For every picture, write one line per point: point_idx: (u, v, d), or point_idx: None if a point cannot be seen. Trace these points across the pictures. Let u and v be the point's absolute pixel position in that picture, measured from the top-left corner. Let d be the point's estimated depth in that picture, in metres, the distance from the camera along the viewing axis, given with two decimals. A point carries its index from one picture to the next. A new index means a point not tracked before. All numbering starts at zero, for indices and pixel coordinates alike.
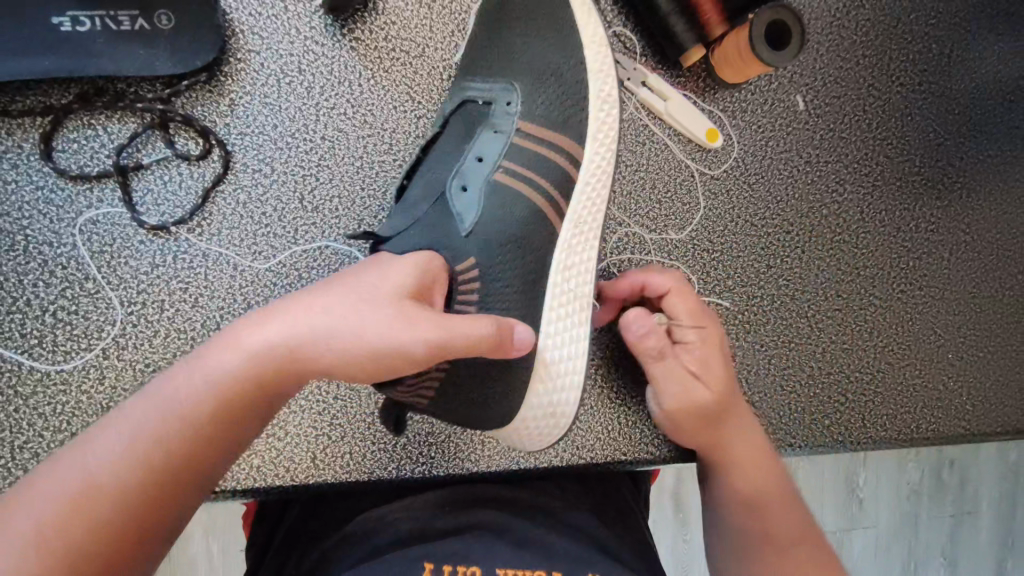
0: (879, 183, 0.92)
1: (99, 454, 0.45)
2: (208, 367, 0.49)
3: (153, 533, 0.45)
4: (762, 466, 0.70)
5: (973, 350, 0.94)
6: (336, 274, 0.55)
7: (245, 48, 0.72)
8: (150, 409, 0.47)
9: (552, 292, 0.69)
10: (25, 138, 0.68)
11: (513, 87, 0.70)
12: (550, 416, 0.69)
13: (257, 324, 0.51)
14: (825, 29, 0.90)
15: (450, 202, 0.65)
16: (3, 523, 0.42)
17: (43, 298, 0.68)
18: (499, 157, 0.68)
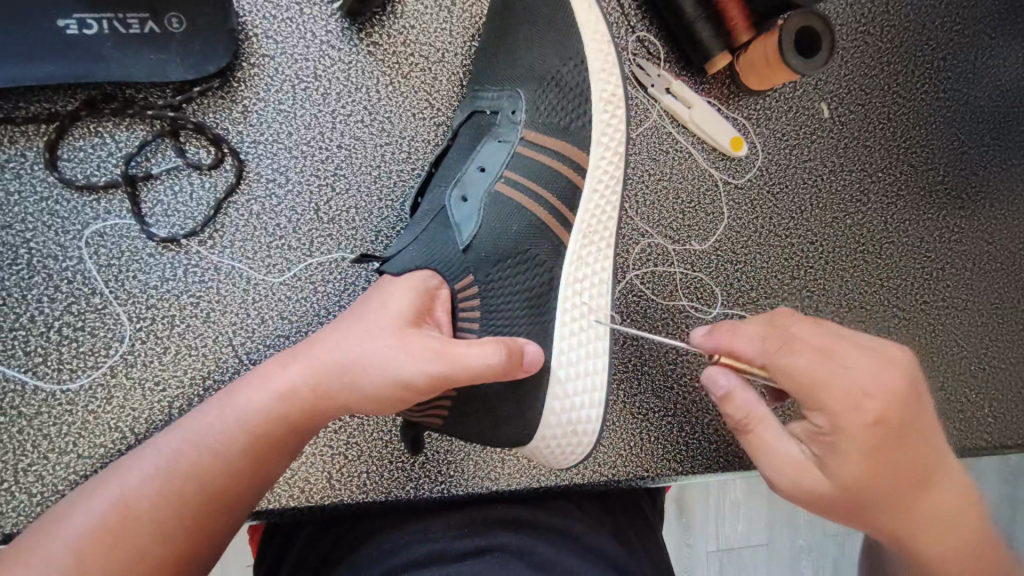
0: (903, 193, 0.90)
1: (139, 482, 0.53)
2: (240, 405, 0.55)
3: (191, 548, 0.53)
4: (922, 513, 0.56)
5: (996, 361, 0.92)
6: (353, 305, 0.59)
7: (259, 52, 0.69)
8: (188, 441, 0.54)
9: (565, 307, 0.64)
10: (29, 146, 0.65)
11: (518, 94, 0.66)
12: (570, 437, 0.63)
13: (283, 363, 0.56)
14: (850, 35, 0.87)
15: (448, 217, 0.63)
16: (67, 529, 0.51)
17: (48, 315, 0.65)
18: (501, 165, 0.65)
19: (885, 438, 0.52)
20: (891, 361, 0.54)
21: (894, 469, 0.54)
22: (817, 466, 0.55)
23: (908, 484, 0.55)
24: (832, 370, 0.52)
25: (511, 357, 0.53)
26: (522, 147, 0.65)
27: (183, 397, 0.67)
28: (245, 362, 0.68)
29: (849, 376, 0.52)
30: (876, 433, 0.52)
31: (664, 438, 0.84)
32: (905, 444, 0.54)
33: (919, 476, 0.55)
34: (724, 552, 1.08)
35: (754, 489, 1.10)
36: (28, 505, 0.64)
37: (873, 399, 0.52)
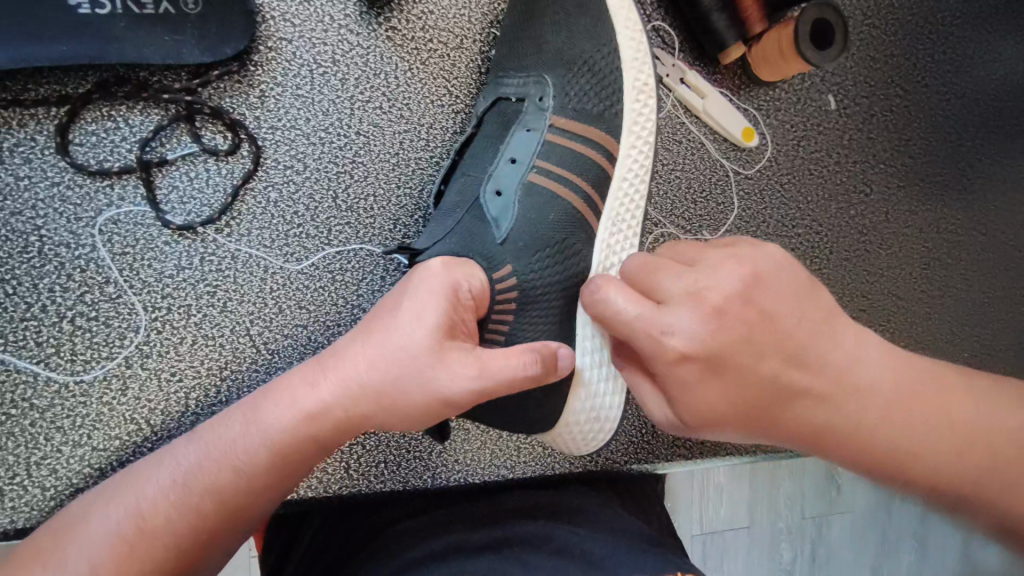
0: (904, 184, 0.92)
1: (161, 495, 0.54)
2: (265, 424, 0.55)
3: (208, 551, 0.55)
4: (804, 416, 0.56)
5: (986, 347, 0.95)
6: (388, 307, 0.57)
7: (276, 35, 0.67)
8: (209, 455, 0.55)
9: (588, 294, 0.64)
10: (39, 130, 0.63)
11: (545, 81, 0.66)
12: (593, 423, 0.64)
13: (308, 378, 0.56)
14: (857, 28, 0.88)
15: (482, 207, 0.62)
16: (90, 531, 0.53)
17: (60, 305, 0.63)
18: (534, 155, 0.64)
19: (738, 381, 0.53)
20: (702, 307, 0.52)
21: (752, 405, 0.54)
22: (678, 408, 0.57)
23: (766, 399, 0.54)
24: (655, 341, 0.52)
25: (547, 363, 0.54)
26: (545, 135, 0.65)
27: (199, 388, 0.66)
28: (263, 352, 0.67)
29: (673, 340, 0.52)
30: (724, 381, 0.53)
31: None
32: (737, 370, 0.53)
33: (790, 401, 0.55)
34: (708, 535, 1.10)
35: (738, 474, 1.11)
36: (42, 499, 0.62)
37: (679, 339, 0.51)
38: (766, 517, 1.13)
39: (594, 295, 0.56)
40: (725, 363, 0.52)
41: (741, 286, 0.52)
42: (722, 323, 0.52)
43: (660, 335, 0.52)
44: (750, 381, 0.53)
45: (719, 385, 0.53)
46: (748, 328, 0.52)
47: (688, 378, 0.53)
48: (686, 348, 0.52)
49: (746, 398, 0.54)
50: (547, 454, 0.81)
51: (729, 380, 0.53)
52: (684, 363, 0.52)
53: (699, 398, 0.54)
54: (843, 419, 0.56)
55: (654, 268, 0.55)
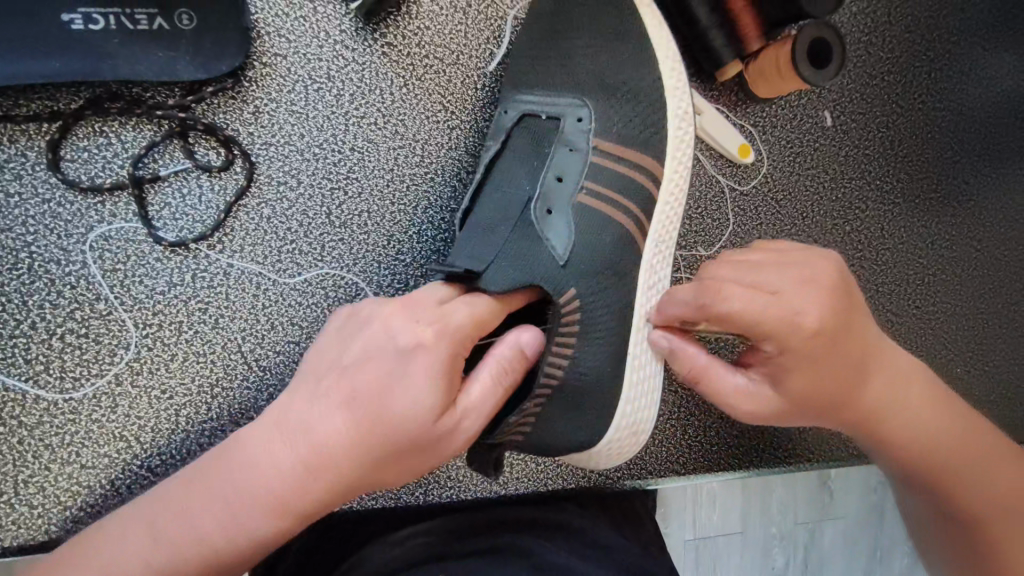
0: (899, 200, 0.92)
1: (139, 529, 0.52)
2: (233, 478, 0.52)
3: None
4: (878, 396, 0.61)
5: (980, 363, 0.96)
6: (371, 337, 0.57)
7: (271, 51, 0.67)
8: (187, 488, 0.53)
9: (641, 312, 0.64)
10: (30, 146, 0.62)
11: (585, 103, 0.67)
12: (630, 437, 0.64)
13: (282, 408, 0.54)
14: (854, 44, 0.88)
15: (539, 231, 0.62)
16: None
17: (50, 322, 0.63)
18: (580, 176, 0.64)
19: (832, 359, 0.58)
20: (818, 287, 0.57)
21: (843, 382, 0.59)
22: (762, 389, 0.60)
23: (854, 376, 0.60)
24: (778, 318, 0.55)
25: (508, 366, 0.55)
26: (587, 157, 0.65)
27: (189, 405, 0.65)
28: (254, 369, 0.67)
29: (795, 316, 0.55)
30: (825, 358, 0.57)
31: (667, 441, 0.85)
32: (843, 348, 0.58)
33: (868, 381, 0.60)
34: (699, 541, 1.10)
35: (730, 482, 1.11)
36: (30, 517, 0.62)
37: (806, 317, 0.55)
38: (757, 524, 1.13)
39: (706, 287, 0.57)
40: (837, 341, 0.57)
41: (835, 273, 0.59)
42: (833, 303, 0.57)
43: (792, 313, 0.55)
44: (840, 361, 0.58)
45: (829, 360, 0.57)
46: (848, 310, 0.58)
47: (799, 353, 0.56)
48: (812, 323, 0.55)
49: (838, 374, 0.58)
50: (538, 470, 0.81)
51: (827, 356, 0.57)
52: (800, 339, 0.55)
53: (807, 372, 0.57)
54: (903, 401, 0.62)
55: (743, 261, 0.60)
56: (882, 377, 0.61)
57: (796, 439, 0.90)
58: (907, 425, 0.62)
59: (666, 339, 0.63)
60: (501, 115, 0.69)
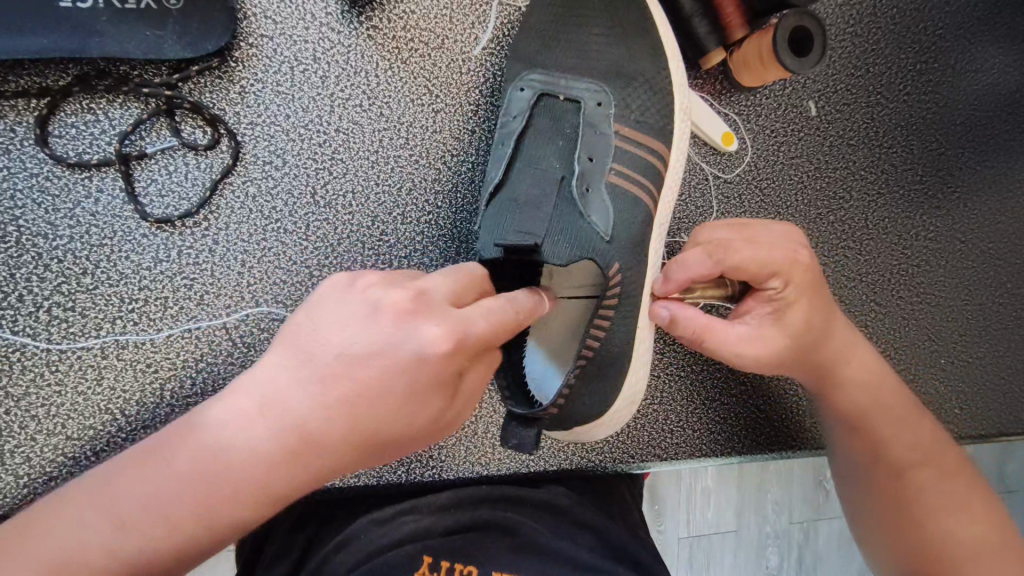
0: (883, 191, 0.93)
1: (93, 553, 0.46)
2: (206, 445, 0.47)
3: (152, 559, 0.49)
4: (850, 341, 0.68)
5: (964, 355, 0.96)
6: (342, 332, 0.45)
7: (257, 32, 0.68)
8: (153, 498, 0.47)
9: (646, 289, 0.67)
10: (19, 121, 0.64)
11: (606, 88, 0.67)
12: (624, 412, 0.67)
13: (257, 407, 0.46)
14: (839, 35, 0.89)
15: (579, 209, 0.63)
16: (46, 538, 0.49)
17: (37, 294, 0.64)
18: (608, 158, 0.66)
19: (820, 301, 0.64)
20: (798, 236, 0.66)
21: (828, 321, 0.65)
22: (771, 332, 0.63)
23: (833, 319, 0.66)
24: (786, 255, 0.62)
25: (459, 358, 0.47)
26: (612, 139, 0.66)
27: (174, 380, 0.66)
28: (238, 345, 0.68)
29: (796, 259, 0.62)
30: (814, 297, 0.64)
31: (652, 425, 0.86)
32: (826, 289, 0.65)
33: (841, 326, 0.67)
34: (694, 539, 1.11)
35: (725, 478, 1.12)
36: (15, 487, 0.63)
37: (801, 253, 0.63)
38: (751, 522, 1.13)
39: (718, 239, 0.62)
40: (823, 280, 0.65)
41: None
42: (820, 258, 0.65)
43: (794, 249, 0.63)
44: (823, 305, 0.65)
45: (821, 294, 0.64)
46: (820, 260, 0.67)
47: (801, 286, 0.63)
48: (806, 261, 0.63)
49: (824, 311, 0.65)
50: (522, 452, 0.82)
51: (814, 297, 0.64)
52: (799, 276, 0.62)
53: (806, 306, 0.63)
54: (863, 354, 0.69)
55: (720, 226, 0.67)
56: (850, 325, 0.68)
57: (781, 428, 0.90)
58: (865, 375, 0.68)
59: (668, 308, 0.63)
60: (514, 92, 0.69)
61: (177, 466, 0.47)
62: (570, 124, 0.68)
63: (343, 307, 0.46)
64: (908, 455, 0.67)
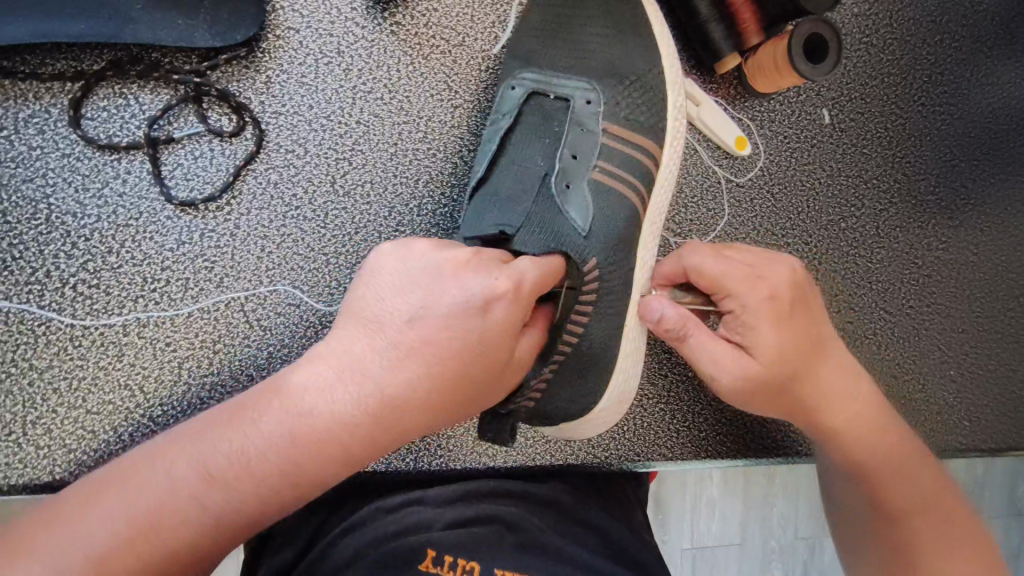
0: (896, 201, 0.93)
1: (174, 507, 0.50)
2: (275, 421, 0.51)
3: (214, 548, 0.51)
4: (832, 376, 0.68)
5: (973, 367, 0.96)
6: (415, 291, 0.54)
7: (285, 24, 0.70)
8: (236, 455, 0.51)
9: (634, 292, 0.68)
10: (54, 103, 0.66)
11: (595, 87, 0.69)
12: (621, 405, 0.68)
13: (336, 360, 0.53)
14: (854, 45, 0.90)
15: (560, 204, 0.64)
16: (94, 513, 0.50)
17: (64, 271, 0.66)
18: (594, 155, 0.67)
19: (795, 326, 0.65)
20: (780, 264, 0.66)
21: (806, 349, 0.65)
22: (741, 354, 0.64)
23: (812, 348, 0.66)
24: (761, 283, 0.64)
25: (514, 314, 0.54)
26: (599, 136, 0.68)
27: (192, 360, 0.68)
28: (254, 328, 0.69)
29: (754, 283, 0.64)
30: (785, 326, 0.64)
31: (657, 424, 0.87)
32: (804, 317, 0.66)
33: (820, 356, 0.67)
34: (696, 551, 1.11)
35: (730, 490, 1.12)
36: (35, 457, 0.65)
37: (777, 281, 0.65)
38: (755, 536, 1.13)
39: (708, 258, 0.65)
40: (800, 308, 0.65)
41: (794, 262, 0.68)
42: (800, 290, 0.66)
43: (769, 277, 0.65)
44: (801, 336, 0.65)
45: (795, 320, 0.65)
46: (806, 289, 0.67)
47: (772, 309, 0.64)
48: (781, 288, 0.65)
49: (801, 338, 0.65)
50: (528, 446, 0.83)
51: (786, 326, 0.64)
52: (759, 302, 0.63)
53: (777, 330, 0.64)
54: (846, 389, 0.69)
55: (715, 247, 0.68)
56: (832, 358, 0.68)
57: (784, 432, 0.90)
58: (849, 410, 0.68)
59: (656, 307, 0.63)
60: (506, 90, 0.71)
61: (267, 426, 0.51)
62: (558, 123, 0.69)
63: (405, 271, 0.55)
64: (896, 493, 0.67)
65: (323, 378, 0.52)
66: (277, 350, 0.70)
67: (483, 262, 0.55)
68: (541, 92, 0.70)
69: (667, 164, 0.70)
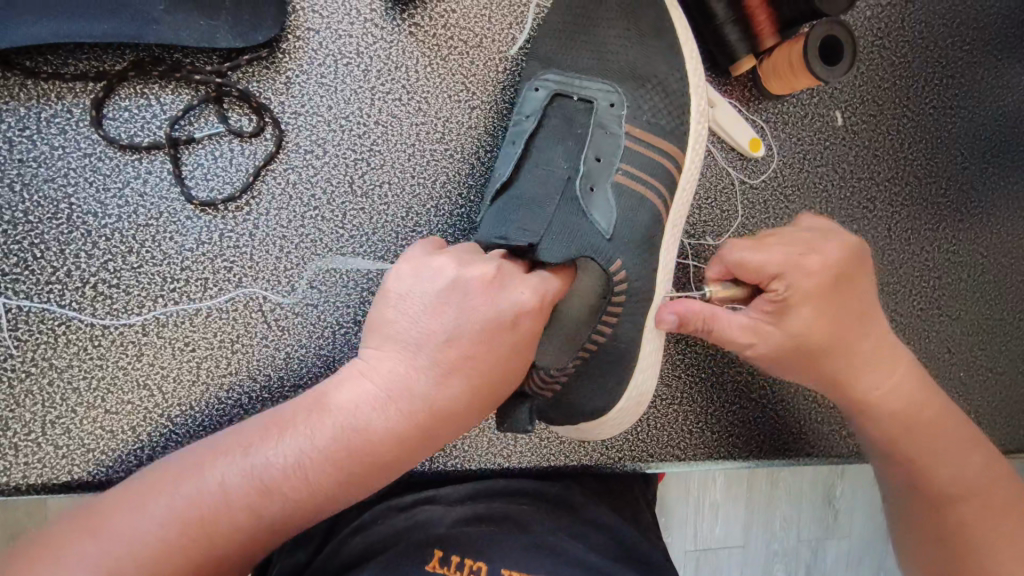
0: (907, 203, 0.94)
1: (220, 514, 0.51)
2: (323, 433, 0.53)
3: (257, 549, 0.54)
4: (868, 355, 0.67)
5: (983, 369, 0.96)
6: (449, 308, 0.56)
7: (304, 26, 0.70)
8: (284, 465, 0.52)
9: (658, 292, 0.69)
10: (76, 103, 0.66)
11: (618, 89, 0.69)
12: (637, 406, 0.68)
13: (378, 375, 0.55)
14: (868, 47, 0.90)
15: (583, 206, 0.64)
16: (141, 518, 0.51)
17: (84, 270, 0.66)
18: (613, 158, 0.67)
19: (831, 309, 0.63)
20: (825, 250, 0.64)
21: (841, 329, 0.65)
22: (774, 334, 0.64)
23: (850, 331, 0.65)
24: (804, 271, 0.62)
25: (541, 321, 0.59)
26: (618, 138, 0.68)
27: (211, 360, 0.68)
28: (273, 328, 0.69)
29: (796, 269, 0.62)
30: (823, 306, 0.63)
31: (671, 425, 0.87)
32: (844, 299, 0.64)
33: (859, 335, 0.66)
34: (701, 553, 1.11)
35: (734, 493, 1.12)
36: (54, 457, 0.65)
37: (819, 266, 0.62)
38: (759, 538, 1.14)
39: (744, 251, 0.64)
40: (840, 291, 0.64)
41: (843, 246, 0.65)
42: (847, 269, 0.64)
43: (804, 263, 0.62)
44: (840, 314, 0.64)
45: (835, 305, 0.64)
46: (850, 274, 0.65)
47: (810, 295, 0.62)
48: (824, 271, 0.63)
49: (838, 321, 0.64)
50: (544, 446, 0.83)
51: (821, 309, 0.63)
52: (801, 286, 0.62)
53: (812, 313, 0.63)
54: (878, 367, 0.67)
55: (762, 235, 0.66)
56: (870, 338, 0.66)
57: (797, 433, 0.91)
58: (884, 388, 0.67)
59: (673, 313, 0.64)
60: (527, 92, 0.71)
61: (317, 438, 0.53)
62: (580, 126, 0.69)
63: (435, 289, 0.57)
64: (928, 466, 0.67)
65: (370, 392, 0.55)
66: (294, 350, 0.70)
67: (507, 277, 0.58)
68: (563, 95, 0.70)
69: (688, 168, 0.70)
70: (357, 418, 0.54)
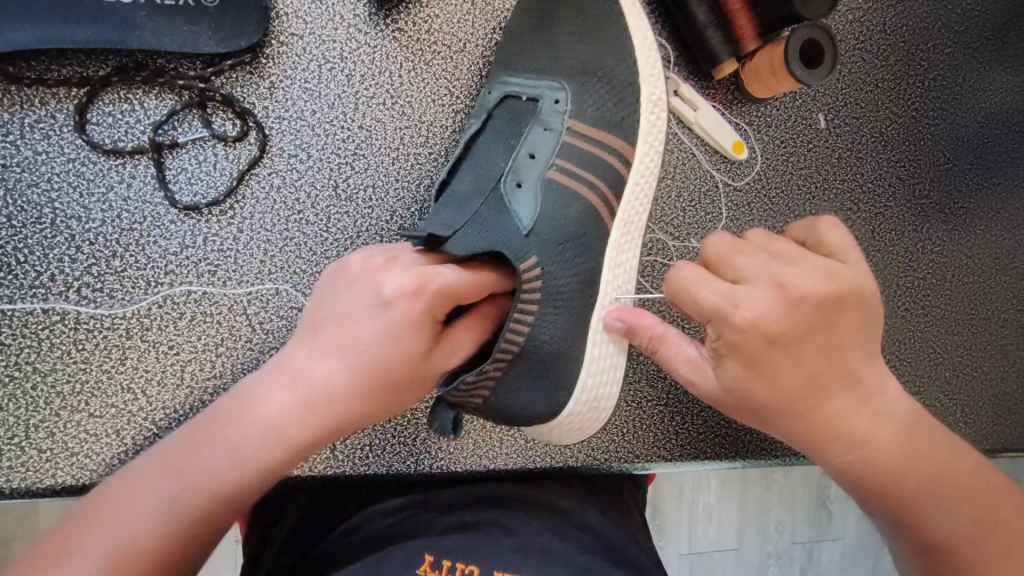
0: (891, 204, 0.94)
1: (175, 503, 0.54)
2: (257, 418, 0.57)
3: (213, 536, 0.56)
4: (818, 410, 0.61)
5: (968, 369, 0.97)
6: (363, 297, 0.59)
7: (288, 31, 0.71)
8: (228, 451, 0.56)
9: (608, 291, 0.68)
10: (59, 108, 0.67)
11: (563, 87, 0.70)
12: (594, 411, 0.67)
13: (300, 363, 0.59)
14: (849, 51, 0.91)
15: (508, 199, 0.64)
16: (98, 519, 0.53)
17: (68, 275, 0.67)
18: (591, 160, 0.68)
19: (771, 362, 0.58)
20: (779, 293, 0.58)
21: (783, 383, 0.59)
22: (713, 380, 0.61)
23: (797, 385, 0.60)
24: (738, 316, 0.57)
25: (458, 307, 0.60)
26: (597, 141, 0.68)
27: (195, 363, 0.69)
28: (258, 332, 0.70)
29: (735, 314, 0.58)
30: (760, 366, 0.58)
31: (655, 426, 0.87)
32: (795, 348, 0.59)
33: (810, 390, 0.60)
34: (693, 555, 1.11)
35: (726, 495, 1.12)
36: (37, 461, 0.65)
37: (761, 312, 0.57)
38: (751, 541, 1.14)
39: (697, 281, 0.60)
40: (783, 340, 0.58)
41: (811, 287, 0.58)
42: (798, 319, 0.58)
43: (735, 305, 0.57)
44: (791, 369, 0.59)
45: (781, 356, 0.58)
46: (809, 319, 0.58)
47: (745, 348, 0.58)
48: (764, 319, 0.57)
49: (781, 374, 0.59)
50: (529, 448, 0.83)
51: (757, 362, 0.58)
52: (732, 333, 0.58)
53: (745, 366, 0.59)
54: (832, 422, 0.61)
55: (732, 252, 0.61)
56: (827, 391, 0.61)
57: None
58: (838, 444, 0.61)
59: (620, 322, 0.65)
60: (484, 94, 0.73)
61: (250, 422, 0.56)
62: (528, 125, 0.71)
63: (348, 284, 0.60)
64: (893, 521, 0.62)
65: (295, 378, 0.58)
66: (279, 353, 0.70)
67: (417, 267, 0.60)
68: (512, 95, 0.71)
69: (638, 165, 0.70)
70: (285, 401, 0.57)
